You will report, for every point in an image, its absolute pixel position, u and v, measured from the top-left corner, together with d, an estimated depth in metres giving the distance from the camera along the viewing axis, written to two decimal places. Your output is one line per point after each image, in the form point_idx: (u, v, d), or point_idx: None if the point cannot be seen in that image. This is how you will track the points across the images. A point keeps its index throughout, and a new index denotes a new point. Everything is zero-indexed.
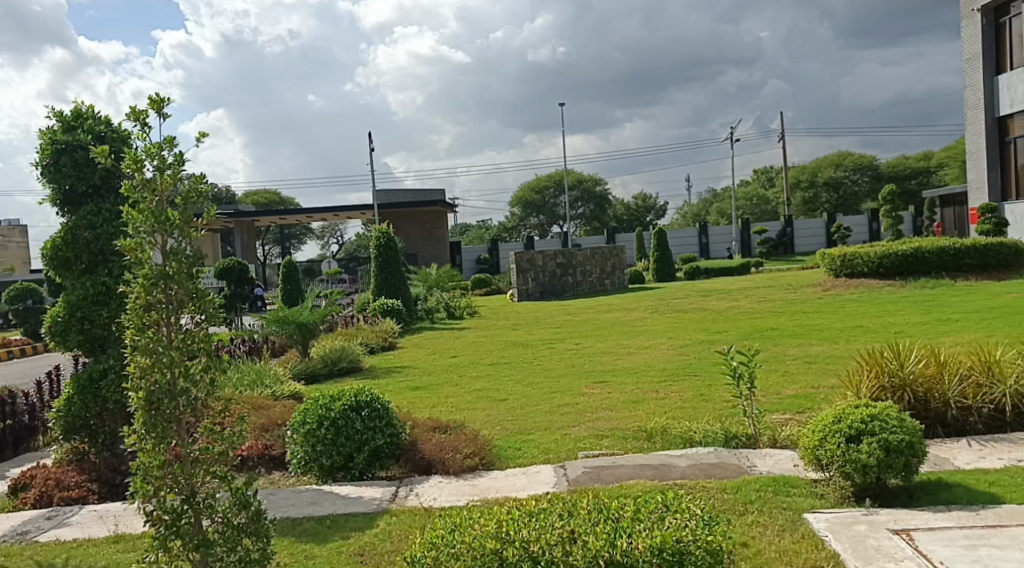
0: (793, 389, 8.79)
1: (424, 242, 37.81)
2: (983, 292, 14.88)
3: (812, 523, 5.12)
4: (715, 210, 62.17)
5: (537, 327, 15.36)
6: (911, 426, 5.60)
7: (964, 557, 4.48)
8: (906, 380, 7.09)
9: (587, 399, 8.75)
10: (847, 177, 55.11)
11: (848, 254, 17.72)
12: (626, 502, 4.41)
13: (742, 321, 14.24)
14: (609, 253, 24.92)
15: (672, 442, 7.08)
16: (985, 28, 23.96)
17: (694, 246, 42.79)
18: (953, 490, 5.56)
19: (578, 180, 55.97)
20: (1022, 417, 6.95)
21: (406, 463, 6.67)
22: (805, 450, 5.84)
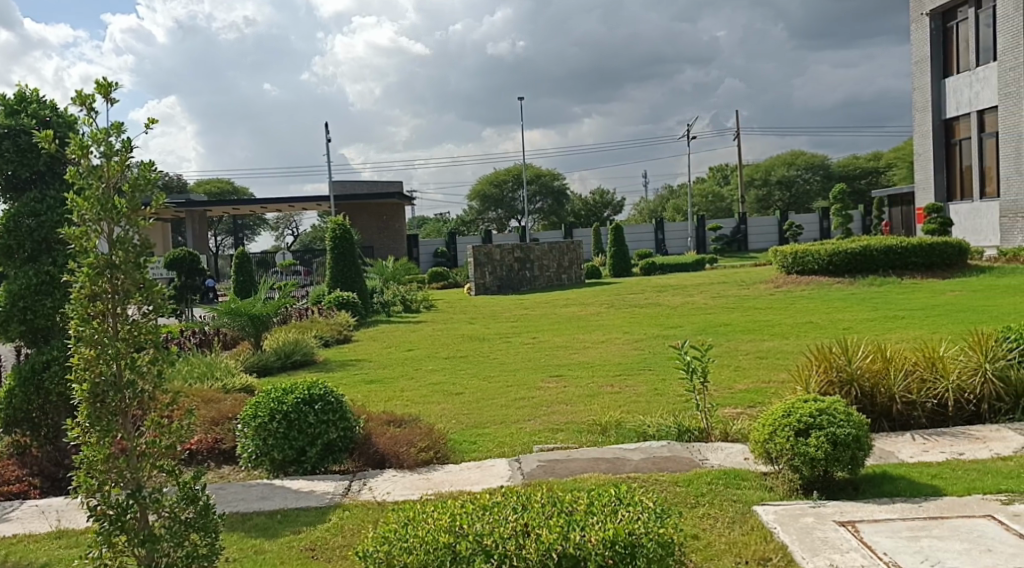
0: (745, 384, 8.93)
1: (380, 235, 37.64)
2: (928, 290, 15.23)
3: (761, 515, 5.23)
4: (672, 207, 62.76)
5: (494, 321, 15.40)
6: (858, 420, 5.73)
7: (907, 548, 4.60)
8: (853, 374, 7.28)
9: (543, 393, 8.81)
10: (800, 176, 56.30)
11: (799, 252, 18.03)
12: (578, 494, 4.47)
13: (696, 317, 14.43)
14: (566, 247, 25.04)
15: (626, 436, 7.16)
16: (934, 31, 24.48)
17: (651, 241, 43.16)
18: (897, 483, 5.70)
19: (536, 174, 56.14)
20: (963, 413, 7.14)
21: (359, 457, 6.66)
22: (755, 443, 5.96)
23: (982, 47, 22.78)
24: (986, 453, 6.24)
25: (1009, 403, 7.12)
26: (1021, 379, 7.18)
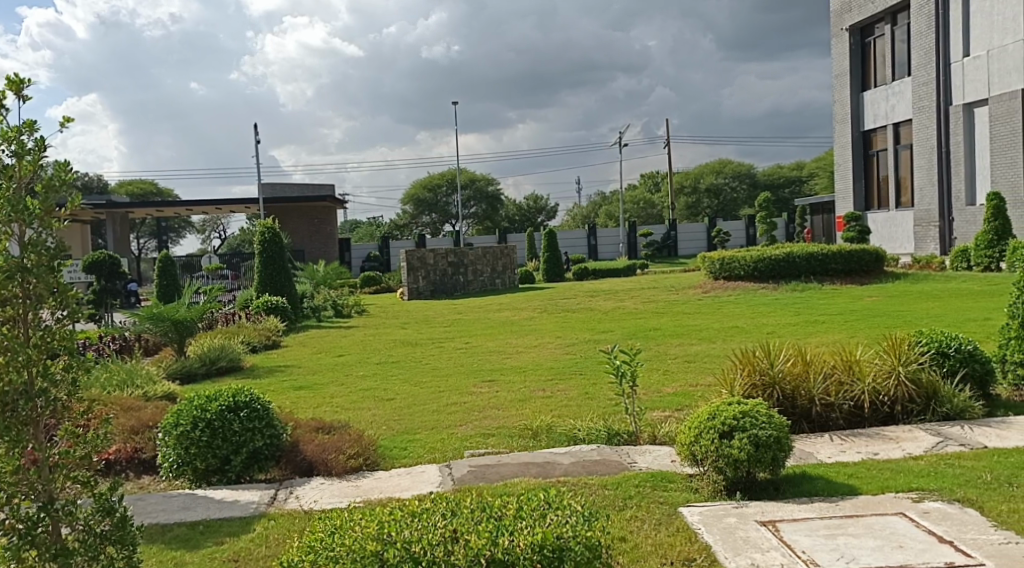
0: (673, 387, 9.09)
1: (311, 238, 37.22)
2: (847, 296, 15.70)
3: (686, 517, 5.35)
4: (604, 213, 63.48)
5: (426, 326, 15.36)
6: (780, 422, 5.89)
7: (824, 546, 4.76)
8: (775, 377, 7.48)
9: (474, 398, 8.84)
10: (727, 184, 57.49)
11: (726, 258, 18.40)
12: (507, 499, 4.51)
13: (627, 321, 14.64)
14: (499, 252, 25.11)
15: (557, 440, 7.24)
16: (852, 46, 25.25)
17: (583, 247, 43.56)
18: (815, 482, 5.89)
19: (470, 179, 56.22)
20: (878, 415, 7.38)
21: (286, 465, 6.59)
22: (681, 446, 6.09)
23: (898, 62, 23.57)
24: (898, 453, 6.47)
25: (921, 405, 7.36)
26: (932, 381, 7.43)
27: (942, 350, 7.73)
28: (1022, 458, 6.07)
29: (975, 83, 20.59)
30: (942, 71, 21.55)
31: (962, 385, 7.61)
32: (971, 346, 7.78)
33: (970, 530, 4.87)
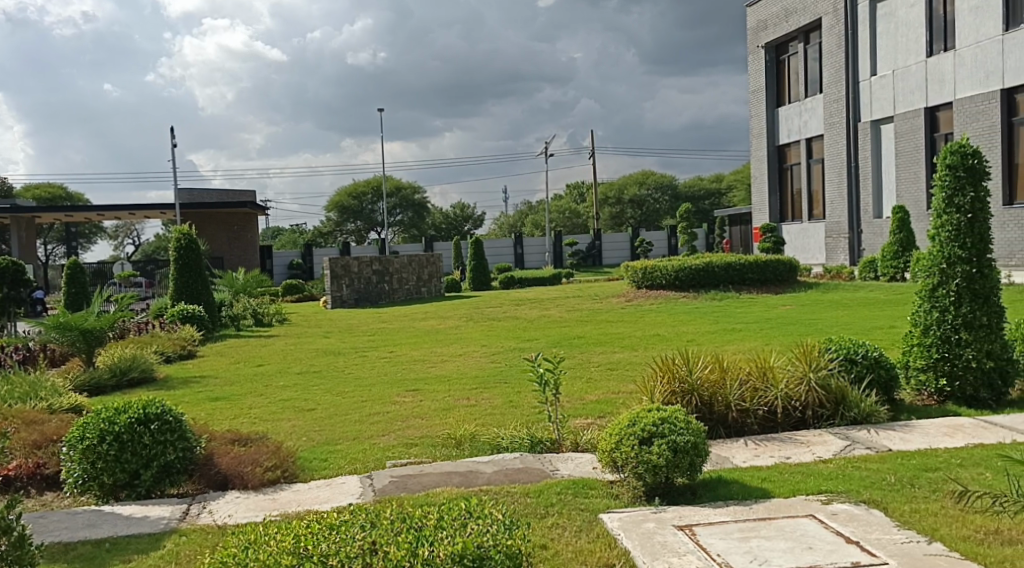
0: (596, 395, 9.19)
1: (231, 246, 36.48)
2: (763, 304, 16.09)
3: (606, 523, 5.41)
4: (530, 223, 63.81)
5: (349, 335, 15.21)
6: (697, 428, 6.02)
7: (737, 549, 4.87)
8: (693, 385, 7.64)
9: (397, 407, 8.78)
10: (650, 196, 58.37)
11: (649, 267, 18.67)
12: (429, 509, 4.50)
13: (551, 330, 14.73)
14: (425, 260, 25.02)
15: (480, 449, 7.25)
16: (768, 63, 26.00)
17: (509, 255, 43.70)
18: (730, 486, 6.02)
19: (396, 187, 55.90)
20: (791, 420, 7.58)
21: (200, 479, 6.44)
22: (602, 452, 6.15)
23: (811, 79, 24.35)
24: (809, 456, 6.67)
25: (830, 409, 7.59)
26: (840, 386, 7.66)
27: (850, 357, 7.98)
28: (923, 460, 6.31)
29: (882, 101, 21.38)
30: (851, 89, 22.33)
31: (869, 390, 7.86)
32: (877, 353, 8.04)
33: (875, 530, 5.02)
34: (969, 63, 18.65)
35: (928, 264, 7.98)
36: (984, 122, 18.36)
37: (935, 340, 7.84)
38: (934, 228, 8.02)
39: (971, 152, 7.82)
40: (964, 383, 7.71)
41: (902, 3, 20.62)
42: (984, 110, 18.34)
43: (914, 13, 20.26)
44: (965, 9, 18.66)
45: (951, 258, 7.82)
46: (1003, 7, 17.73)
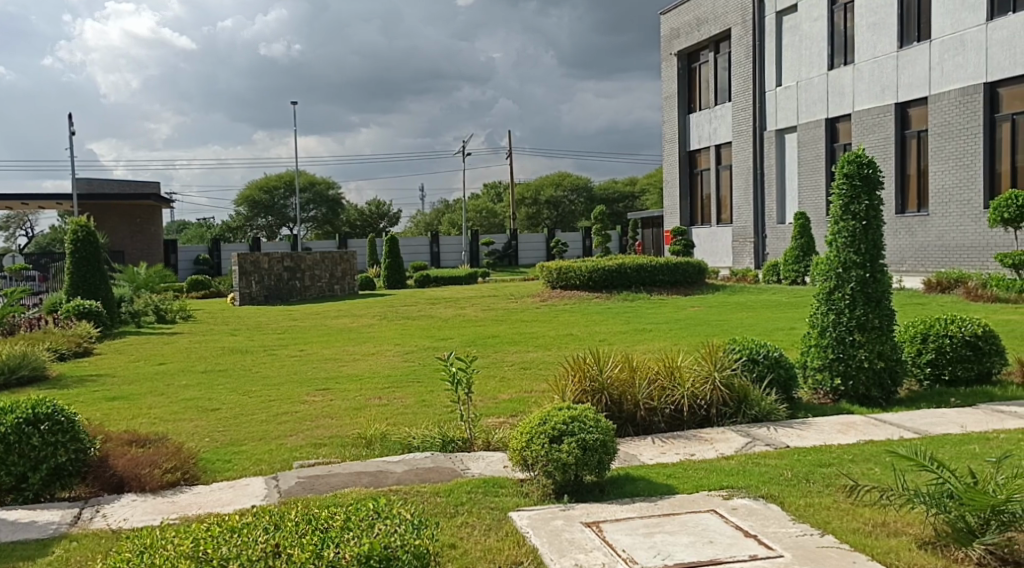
0: (509, 394, 9.22)
1: (133, 239, 35.35)
2: (673, 306, 16.38)
3: (515, 521, 5.43)
4: (447, 222, 63.70)
5: (257, 333, 14.92)
6: (606, 426, 6.11)
7: (642, 545, 4.95)
8: (604, 383, 7.74)
9: (307, 407, 8.65)
10: (566, 197, 58.93)
11: (563, 267, 18.83)
12: (335, 510, 4.43)
13: (466, 329, 14.74)
14: (338, 257, 24.55)
15: (391, 448, 7.19)
16: (680, 70, 26.56)
17: (425, 254, 43.50)
18: (637, 483, 6.12)
19: (310, 182, 55.09)
20: (697, 418, 7.75)
21: (93, 481, 6.23)
22: (513, 451, 6.18)
23: (721, 87, 24.95)
24: (712, 453, 6.83)
25: (733, 408, 7.78)
26: (743, 386, 7.86)
27: (753, 357, 8.20)
28: (818, 456, 6.52)
29: (786, 111, 22.03)
30: (758, 97, 22.97)
31: (769, 389, 8.09)
32: (777, 353, 8.29)
33: (772, 524, 5.15)
34: (867, 76, 19.36)
35: (826, 268, 8.25)
36: (880, 133, 19.09)
37: (831, 341, 8.14)
38: (831, 234, 8.30)
39: (867, 162, 8.14)
40: (857, 382, 8.00)
41: (806, 17, 21.31)
42: (880, 122, 19.07)
43: (817, 27, 20.95)
44: (863, 26, 19.39)
45: (847, 263, 8.11)
46: (898, 24, 18.45)
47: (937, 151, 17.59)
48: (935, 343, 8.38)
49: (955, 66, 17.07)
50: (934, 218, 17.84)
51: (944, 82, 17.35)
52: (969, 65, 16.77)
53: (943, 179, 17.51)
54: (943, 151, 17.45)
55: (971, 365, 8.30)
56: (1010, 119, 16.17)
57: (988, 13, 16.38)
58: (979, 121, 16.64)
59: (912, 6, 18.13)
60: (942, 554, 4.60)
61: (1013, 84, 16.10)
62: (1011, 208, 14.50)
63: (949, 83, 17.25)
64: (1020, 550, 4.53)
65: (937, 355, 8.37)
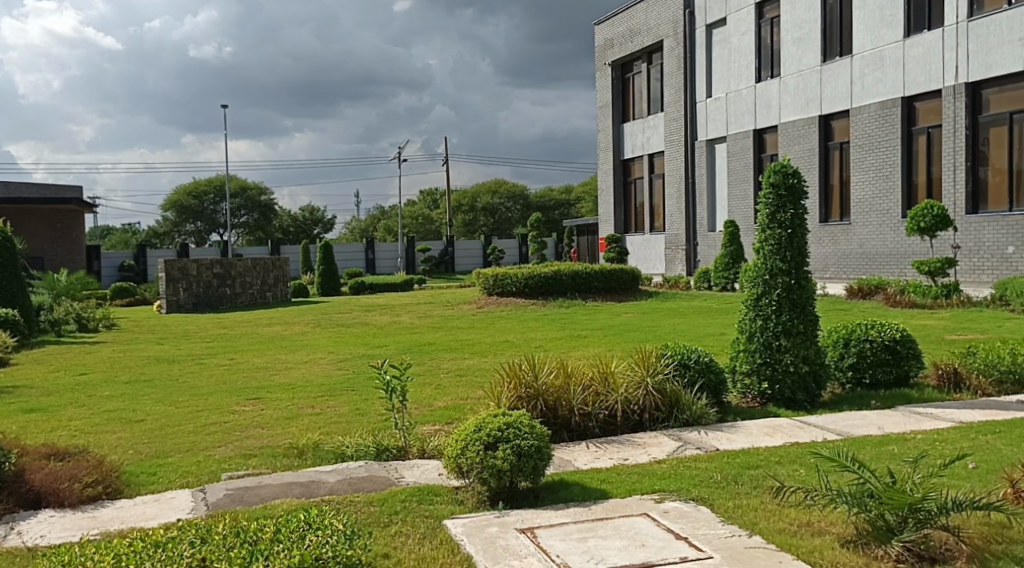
0: (444, 401, 9.19)
1: (53, 245, 34.32)
2: (607, 312, 16.54)
3: (450, 529, 5.39)
4: (383, 228, 63.37)
5: (185, 342, 14.62)
6: (541, 432, 6.14)
7: (575, 549, 4.99)
8: (539, 390, 7.78)
9: (237, 417, 8.51)
10: (502, 205, 59.23)
11: (499, 274, 18.85)
12: (265, 522, 4.36)
13: (401, 336, 14.67)
14: (270, 264, 24.44)
15: (323, 458, 7.10)
16: (614, 79, 26.90)
17: (360, 261, 43.20)
18: (571, 488, 6.16)
19: (241, 187, 54.24)
20: (630, 423, 7.83)
21: (8, 497, 6.03)
22: (447, 459, 6.15)
23: (654, 97, 25.32)
24: (645, 458, 6.92)
25: (665, 412, 7.87)
26: (675, 390, 7.97)
27: (684, 361, 8.33)
28: (747, 458, 6.66)
29: (716, 122, 22.46)
30: (689, 108, 23.36)
31: (699, 394, 8.23)
32: (708, 358, 8.43)
33: (702, 526, 5.24)
34: (792, 89, 19.85)
35: (753, 274, 8.43)
36: (805, 144, 19.58)
37: (759, 345, 8.33)
38: (758, 242, 8.47)
39: (792, 172, 8.31)
40: (783, 386, 8.19)
41: (734, 31, 21.75)
42: (805, 133, 19.55)
43: (744, 40, 21.39)
44: (789, 40, 19.88)
45: (774, 270, 8.30)
46: (821, 39, 18.95)
47: (859, 162, 18.11)
48: (856, 347, 8.64)
49: (876, 80, 17.59)
50: (856, 226, 18.35)
51: (865, 96, 17.87)
52: (888, 79, 17.30)
53: (864, 189, 18.02)
54: (864, 163, 17.97)
55: (891, 368, 8.56)
56: (925, 132, 16.69)
57: (905, 30, 16.91)
58: (897, 134, 17.17)
59: (835, 22, 18.65)
60: (862, 552, 4.72)
61: (928, 98, 16.62)
62: (928, 217, 15.00)
63: (870, 97, 17.77)
64: (935, 545, 4.66)
65: (858, 359, 8.62)
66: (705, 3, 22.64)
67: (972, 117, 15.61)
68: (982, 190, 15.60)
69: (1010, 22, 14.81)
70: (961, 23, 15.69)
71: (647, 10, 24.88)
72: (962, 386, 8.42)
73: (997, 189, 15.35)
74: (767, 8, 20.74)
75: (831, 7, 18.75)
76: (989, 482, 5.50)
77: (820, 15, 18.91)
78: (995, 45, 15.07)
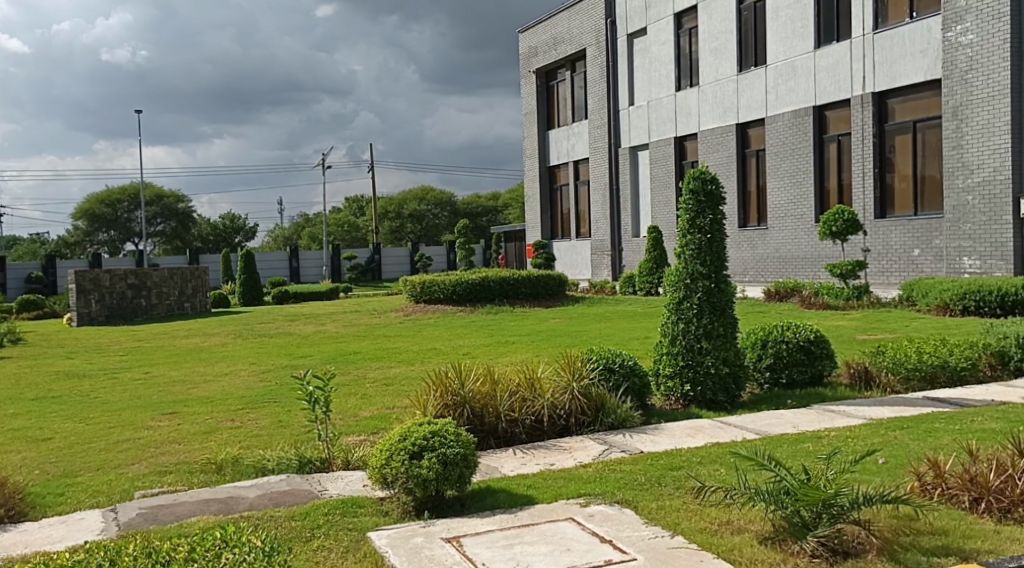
0: (369, 411, 9.09)
1: None
2: (533, 318, 16.62)
3: (374, 541, 5.33)
4: (307, 236, 62.63)
5: (97, 355, 14.18)
6: (466, 440, 6.13)
7: (501, 557, 4.99)
8: (465, 397, 7.76)
9: (151, 433, 8.29)
10: (430, 211, 59.04)
11: (426, 281, 18.76)
12: (180, 541, 4.23)
13: (326, 345, 14.49)
14: (189, 273, 23.70)
15: (243, 473, 6.96)
16: (539, 87, 27.14)
17: (284, 269, 42.55)
18: (497, 495, 6.15)
19: (157, 195, 52.92)
20: (556, 427, 7.88)
21: None
22: (372, 469, 6.08)
23: (578, 105, 25.59)
24: (571, 462, 6.96)
25: (591, 416, 7.93)
26: (600, 394, 8.05)
27: (609, 366, 8.42)
28: (670, 460, 6.75)
29: (638, 130, 22.81)
30: (612, 115, 23.65)
31: (624, 397, 8.33)
32: (632, 362, 8.54)
33: (626, 528, 5.29)
34: (710, 98, 20.27)
35: (674, 279, 8.56)
36: (724, 152, 20.00)
37: (681, 348, 8.47)
38: (679, 247, 8.59)
39: (710, 178, 8.47)
40: (705, 388, 8.34)
41: (654, 40, 22.07)
42: (723, 141, 19.98)
43: (664, 50, 21.74)
44: (706, 50, 20.29)
45: (694, 275, 8.45)
46: (737, 49, 19.39)
47: (774, 169, 18.57)
48: (773, 348, 8.85)
49: (789, 90, 18.07)
50: (773, 231, 18.80)
51: (779, 105, 18.34)
52: (800, 89, 17.80)
53: (780, 195, 18.49)
54: (779, 169, 18.42)
55: (806, 368, 8.79)
56: (836, 140, 17.21)
57: (815, 41, 17.42)
58: (809, 141, 17.66)
59: (750, 32, 19.11)
60: (779, 548, 4.83)
61: (838, 107, 17.13)
62: (839, 222, 15.45)
63: (783, 105, 18.24)
64: (847, 540, 4.80)
65: (775, 359, 8.82)
66: (626, 13, 22.96)
67: (879, 126, 16.15)
68: (889, 196, 16.13)
69: (912, 35, 15.36)
70: (867, 35, 16.23)
71: (569, 19, 25.14)
72: (872, 384, 8.71)
73: (903, 195, 15.88)
74: (686, 18, 21.11)
75: (745, 18, 19.21)
76: (897, 476, 5.69)
77: (735, 26, 19.36)
78: (898, 56, 15.62)
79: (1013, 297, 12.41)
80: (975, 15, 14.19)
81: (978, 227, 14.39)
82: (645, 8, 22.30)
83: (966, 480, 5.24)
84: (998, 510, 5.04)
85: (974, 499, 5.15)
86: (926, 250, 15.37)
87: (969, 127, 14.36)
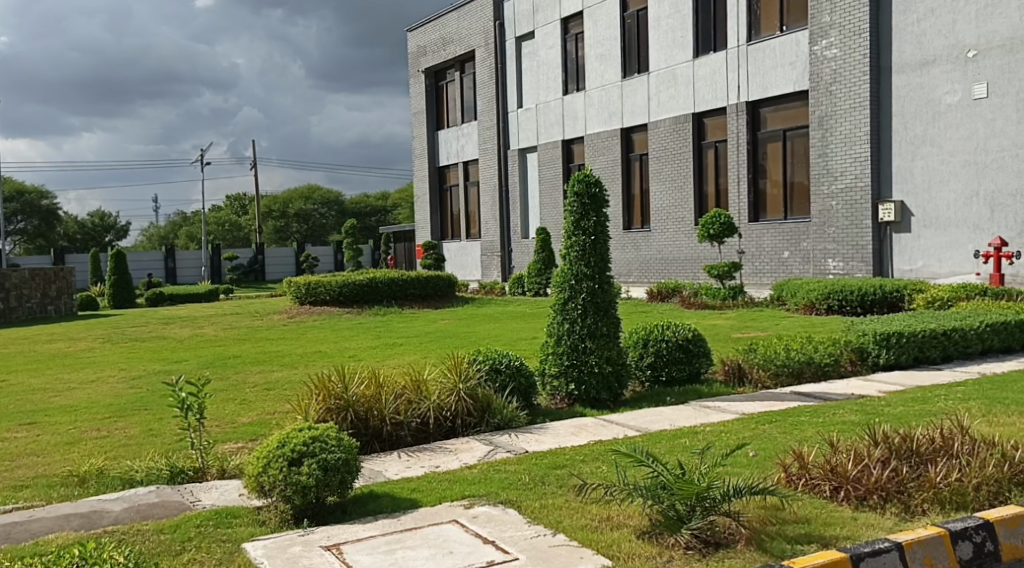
0: (248, 418, 8.85)
1: None
2: (422, 319, 16.53)
3: (249, 552, 5.18)
4: (185, 236, 60.68)
5: None
6: (347, 445, 6.03)
7: (382, 562, 4.93)
8: (349, 400, 7.63)
9: (8, 445, 7.84)
10: (316, 211, 58.17)
11: (312, 283, 18.40)
12: (33, 561, 3.99)
13: (204, 349, 14.06)
14: (52, 275, 22.75)
15: (108, 485, 6.67)
16: (428, 87, 27.07)
17: (159, 269, 41.08)
18: (380, 500, 6.09)
19: (19, 191, 50.28)
20: (442, 430, 7.84)
21: None
22: (248, 478, 5.91)
23: (467, 106, 25.62)
24: (456, 464, 6.95)
25: (476, 417, 7.94)
26: (486, 395, 8.06)
27: (495, 366, 8.44)
28: (553, 459, 6.81)
29: (527, 132, 22.98)
30: (500, 117, 23.77)
31: (510, 397, 8.37)
32: (518, 362, 8.59)
33: (508, 528, 5.31)
34: (596, 102, 20.59)
35: (560, 279, 8.67)
36: (609, 156, 20.37)
37: (566, 348, 8.56)
38: (564, 248, 8.69)
39: (594, 181, 8.59)
40: (589, 387, 8.47)
41: (541, 44, 22.28)
42: (608, 145, 20.35)
43: (551, 54, 21.97)
44: (592, 56, 20.62)
45: (579, 276, 8.57)
46: (621, 55, 19.78)
47: (656, 173, 19.00)
48: (654, 347, 9.04)
49: (670, 97, 18.53)
50: (655, 234, 19.25)
51: (660, 110, 18.79)
52: (680, 96, 18.28)
53: (662, 198, 18.94)
54: (660, 174, 18.87)
55: (684, 366, 9.03)
56: (714, 146, 17.77)
57: (694, 50, 17.92)
58: (688, 147, 18.16)
59: (633, 39, 19.52)
60: (656, 542, 4.94)
61: (716, 115, 17.69)
62: (715, 225, 15.92)
63: (665, 111, 18.70)
64: (719, 530, 4.94)
65: (655, 358, 9.02)
66: (514, 17, 23.11)
67: (753, 133, 16.77)
68: (762, 200, 16.76)
69: (783, 47, 15.99)
70: (742, 46, 16.81)
71: (458, 20, 25.13)
72: (745, 380, 9.01)
73: (775, 200, 16.51)
74: (572, 24, 21.40)
75: (629, 25, 19.61)
76: (766, 468, 5.90)
77: (619, 34, 19.73)
78: (770, 67, 16.23)
79: (873, 296, 13.06)
80: (838, 30, 14.84)
81: (841, 229, 15.09)
82: (532, 12, 22.49)
83: (827, 471, 5.47)
84: (855, 498, 5.29)
85: (834, 488, 5.39)
86: (795, 252, 16.01)
87: (834, 135, 15.02)
